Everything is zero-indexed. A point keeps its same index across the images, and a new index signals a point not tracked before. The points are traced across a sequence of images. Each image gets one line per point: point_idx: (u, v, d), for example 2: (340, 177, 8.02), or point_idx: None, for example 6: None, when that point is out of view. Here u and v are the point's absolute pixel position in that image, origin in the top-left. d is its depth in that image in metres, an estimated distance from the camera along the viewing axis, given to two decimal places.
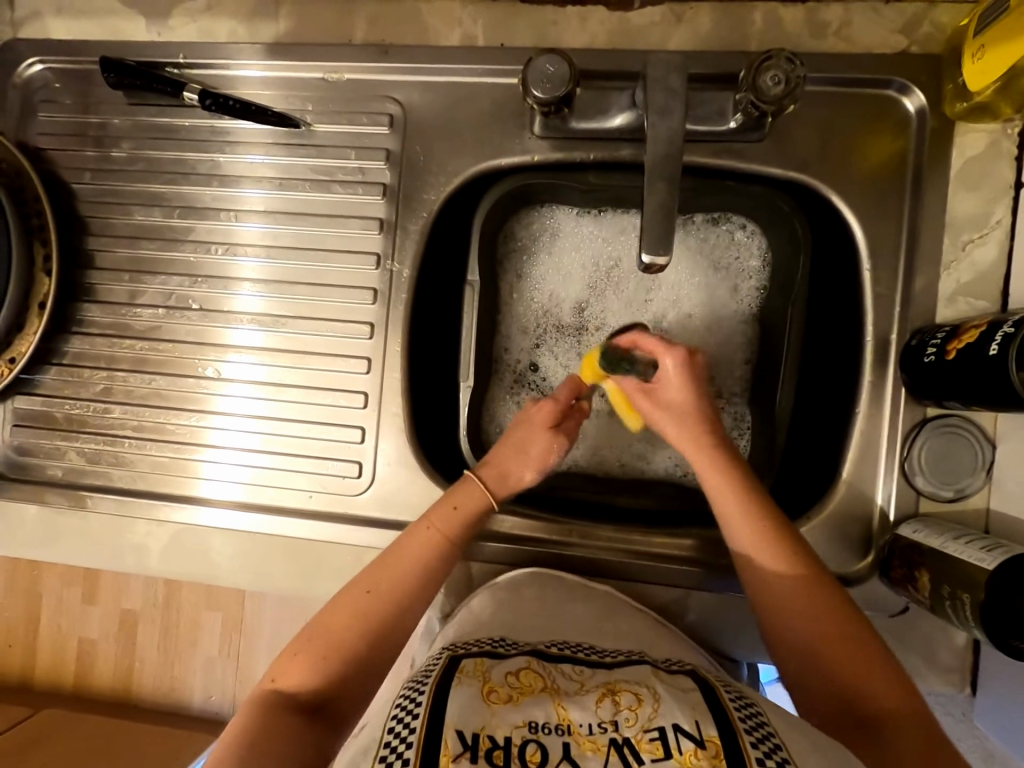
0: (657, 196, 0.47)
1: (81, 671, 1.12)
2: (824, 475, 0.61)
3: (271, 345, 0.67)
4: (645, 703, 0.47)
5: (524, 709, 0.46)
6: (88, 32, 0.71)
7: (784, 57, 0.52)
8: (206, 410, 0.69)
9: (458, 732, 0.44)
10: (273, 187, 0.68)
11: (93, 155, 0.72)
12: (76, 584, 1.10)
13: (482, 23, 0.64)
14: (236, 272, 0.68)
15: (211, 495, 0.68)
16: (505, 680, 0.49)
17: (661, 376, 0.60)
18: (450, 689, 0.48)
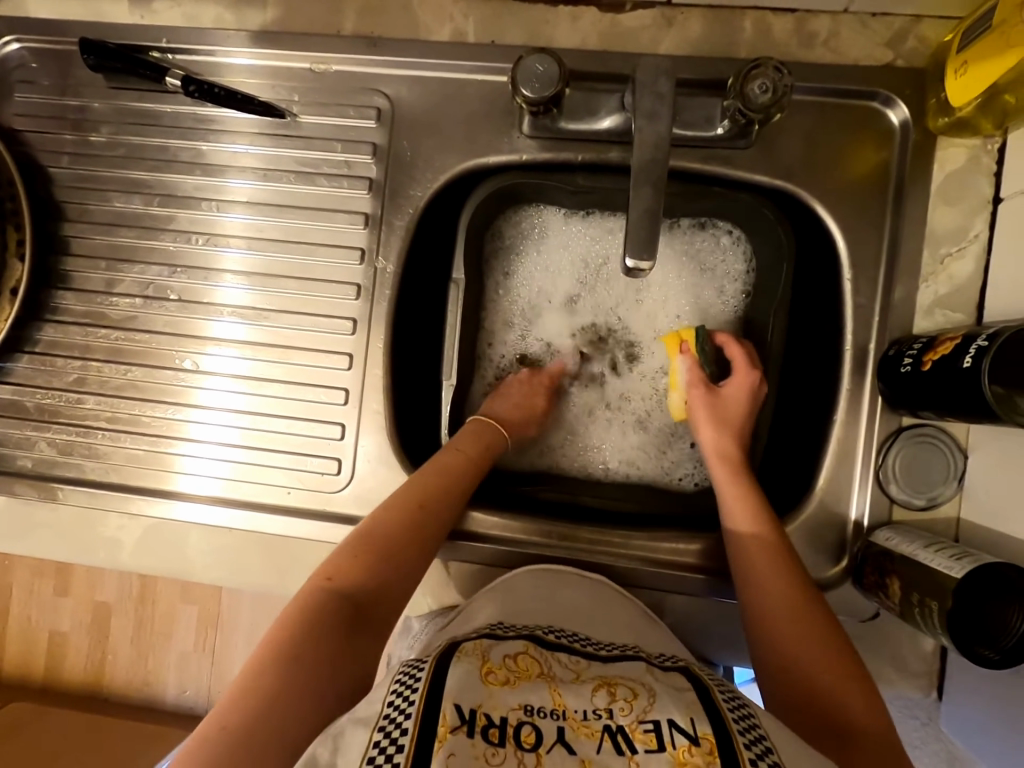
0: (642, 201, 0.45)
1: (52, 663, 1.10)
2: (802, 482, 0.62)
3: (253, 339, 0.66)
4: (640, 696, 0.46)
5: (521, 693, 0.46)
6: (69, 12, 0.69)
7: (772, 65, 0.52)
8: (184, 404, 0.67)
9: (456, 706, 0.43)
10: (256, 178, 0.67)
11: (71, 139, 0.70)
12: (48, 576, 1.08)
13: (473, 20, 0.64)
14: (219, 264, 0.67)
15: (189, 489, 0.67)
16: (502, 662, 0.49)
17: (726, 388, 0.63)
18: (447, 667, 0.47)
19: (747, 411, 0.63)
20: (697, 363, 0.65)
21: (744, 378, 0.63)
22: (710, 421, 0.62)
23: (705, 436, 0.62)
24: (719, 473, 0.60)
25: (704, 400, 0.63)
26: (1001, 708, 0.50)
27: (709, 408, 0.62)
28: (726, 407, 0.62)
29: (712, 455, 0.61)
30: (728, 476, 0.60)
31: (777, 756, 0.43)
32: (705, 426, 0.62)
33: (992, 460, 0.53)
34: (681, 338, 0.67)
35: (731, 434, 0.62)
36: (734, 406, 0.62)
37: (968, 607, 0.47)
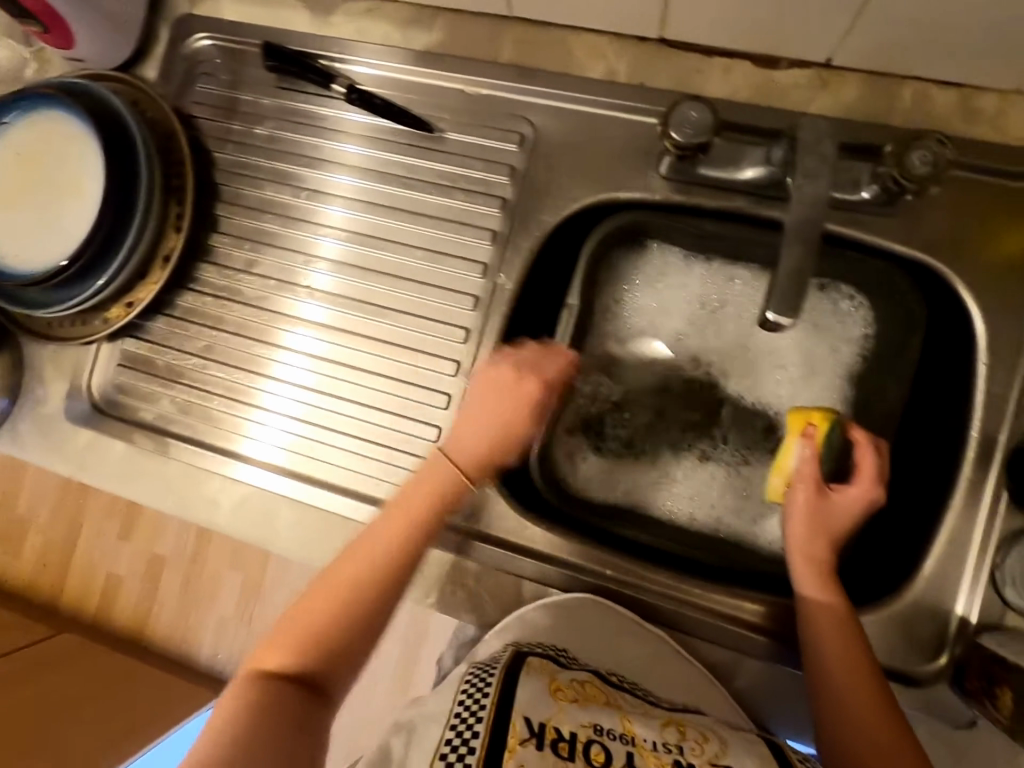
0: (792, 259, 0.45)
1: (104, 603, 1.17)
2: (902, 568, 0.59)
3: (329, 323, 0.71)
4: (710, 741, 0.49)
5: (590, 713, 0.50)
6: (256, 17, 0.76)
7: (934, 139, 0.52)
8: (262, 374, 0.72)
9: (526, 719, 0.47)
10: (363, 178, 0.72)
11: (238, 129, 0.76)
12: (115, 518, 1.17)
13: (625, 61, 0.66)
14: (315, 250, 0.73)
15: (252, 454, 0.71)
16: (571, 683, 0.53)
17: (839, 492, 0.59)
18: (518, 676, 0.51)
19: (849, 521, 0.59)
20: (817, 453, 0.59)
21: (864, 487, 0.58)
22: (806, 524, 0.58)
23: (794, 533, 0.58)
24: (803, 572, 0.57)
25: (808, 492, 0.59)
26: None
27: (810, 509, 0.58)
28: (830, 506, 0.59)
29: (797, 552, 0.58)
30: (803, 558, 0.58)
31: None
32: (804, 525, 0.58)
33: None
34: (809, 421, 0.60)
35: (823, 525, 0.58)
36: (839, 505, 0.58)
37: None
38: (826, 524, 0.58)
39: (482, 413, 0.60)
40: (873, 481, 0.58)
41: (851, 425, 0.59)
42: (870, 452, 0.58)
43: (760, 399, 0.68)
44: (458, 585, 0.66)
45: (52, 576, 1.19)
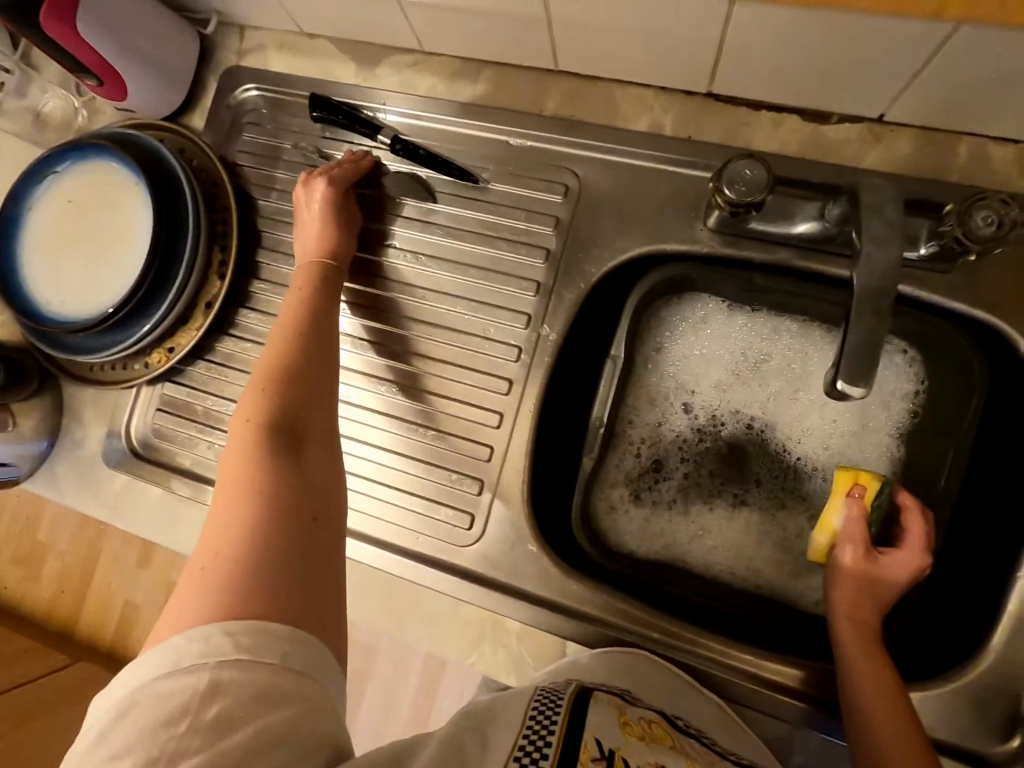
0: (863, 328, 0.43)
1: (121, 631, 1.16)
2: (971, 642, 0.56)
3: (349, 365, 0.70)
4: None
5: (655, 753, 0.48)
6: (303, 69, 0.77)
7: (999, 199, 0.50)
8: None
9: (597, 741, 0.45)
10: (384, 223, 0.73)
11: (283, 177, 0.77)
12: (133, 548, 1.15)
13: (671, 114, 0.66)
14: None
15: None
16: (638, 720, 0.51)
17: (887, 559, 0.57)
18: (588, 705, 0.50)
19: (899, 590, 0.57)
20: (863, 515, 0.58)
21: (912, 558, 0.56)
22: (850, 582, 0.57)
23: (837, 591, 0.57)
24: (848, 633, 0.55)
25: (855, 553, 0.57)
26: None
27: (855, 570, 0.57)
28: (880, 571, 0.57)
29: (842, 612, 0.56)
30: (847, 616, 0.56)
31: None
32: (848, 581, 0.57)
33: None
34: (856, 482, 0.59)
35: (871, 593, 0.56)
36: (889, 573, 0.56)
37: None
38: (874, 588, 0.56)
39: (325, 213, 0.67)
40: (922, 553, 0.56)
41: (903, 494, 0.58)
42: (921, 519, 0.57)
43: (804, 452, 0.66)
44: (500, 643, 0.64)
45: (71, 603, 1.17)
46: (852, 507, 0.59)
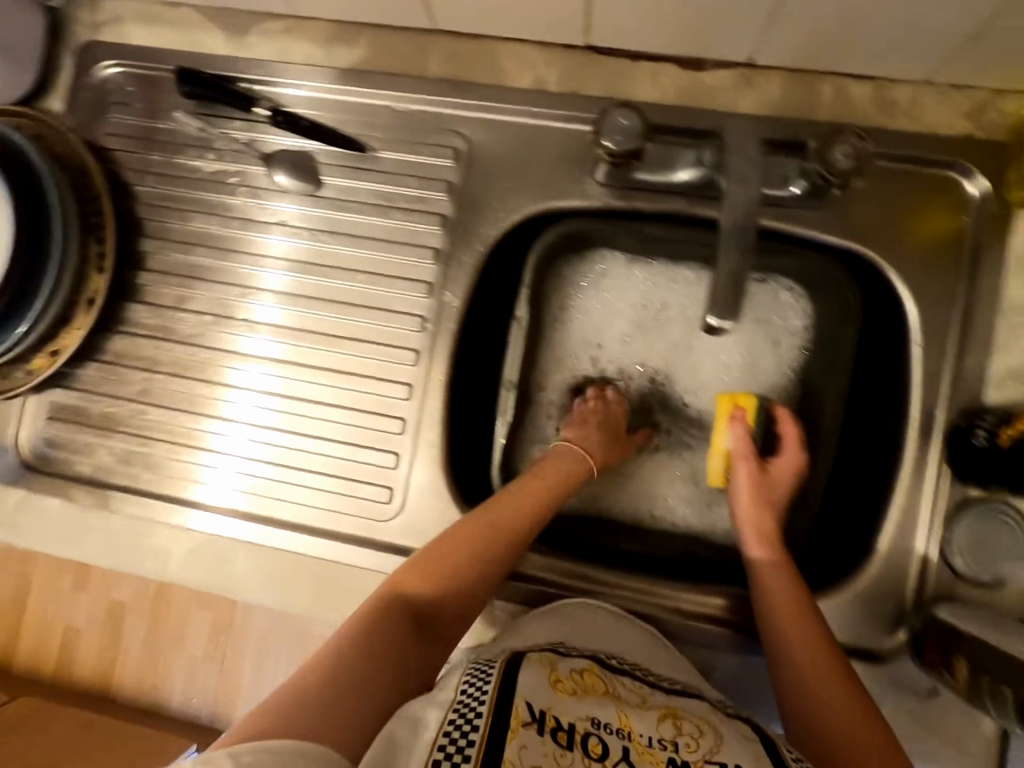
0: (731, 263, 0.46)
1: (65, 656, 1.11)
2: (856, 553, 0.60)
3: (286, 357, 0.68)
4: (707, 736, 0.47)
5: (587, 705, 0.48)
6: (168, 41, 0.72)
7: (853, 134, 0.53)
8: (211, 415, 0.69)
9: (527, 703, 0.46)
10: (306, 204, 0.69)
11: (158, 159, 0.72)
12: (68, 570, 1.10)
13: (554, 69, 0.66)
14: (256, 282, 0.70)
15: (206, 499, 0.68)
16: (569, 673, 0.51)
17: (774, 468, 0.63)
18: (520, 667, 0.49)
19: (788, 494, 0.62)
20: (748, 434, 0.63)
21: (793, 461, 0.63)
22: (753, 496, 0.61)
23: (743, 510, 0.61)
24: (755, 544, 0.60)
25: (748, 471, 0.62)
26: None
27: (754, 485, 0.61)
28: (772, 483, 0.62)
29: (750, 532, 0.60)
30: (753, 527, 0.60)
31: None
32: (750, 500, 0.61)
33: None
34: (737, 405, 0.64)
35: (767, 504, 0.61)
36: (779, 483, 0.62)
37: None
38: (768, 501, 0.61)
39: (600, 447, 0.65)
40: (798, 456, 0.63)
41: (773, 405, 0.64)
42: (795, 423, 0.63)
43: (706, 394, 0.69)
44: None
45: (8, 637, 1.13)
46: (737, 429, 0.63)
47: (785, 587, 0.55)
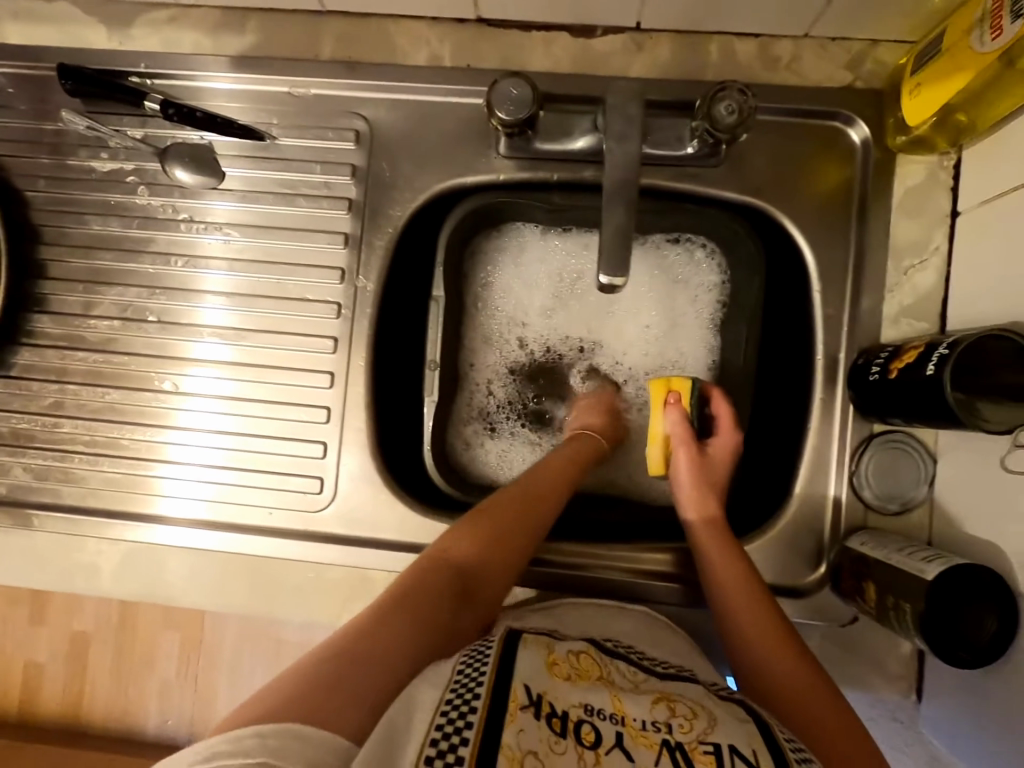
0: (615, 220, 0.49)
1: (28, 695, 1.03)
2: (777, 493, 0.63)
3: (237, 360, 0.67)
4: (699, 717, 0.44)
5: (581, 691, 0.45)
6: (47, 38, 0.69)
7: (737, 88, 0.54)
8: (165, 426, 0.67)
9: (525, 687, 0.43)
10: (240, 200, 0.67)
11: (49, 162, 0.70)
12: (22, 604, 1.02)
13: (448, 44, 0.65)
14: (202, 285, 0.67)
15: (171, 513, 0.66)
16: (565, 657, 0.48)
17: (713, 447, 0.65)
18: (515, 650, 0.47)
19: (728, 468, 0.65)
20: (686, 417, 0.65)
21: (729, 440, 0.65)
22: (695, 477, 0.63)
23: (684, 492, 0.62)
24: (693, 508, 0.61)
25: (689, 452, 0.64)
26: (978, 706, 0.51)
27: (694, 466, 0.63)
28: (712, 461, 0.64)
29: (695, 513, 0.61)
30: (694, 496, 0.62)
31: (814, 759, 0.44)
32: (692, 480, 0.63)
33: (959, 465, 0.55)
34: (670, 389, 0.65)
35: (706, 471, 0.63)
36: (719, 462, 0.64)
37: (942, 609, 0.48)
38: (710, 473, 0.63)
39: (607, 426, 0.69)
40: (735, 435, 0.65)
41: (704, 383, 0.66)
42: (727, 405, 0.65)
43: (632, 354, 0.71)
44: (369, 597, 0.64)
45: None
46: (671, 412, 0.65)
47: (724, 557, 0.56)
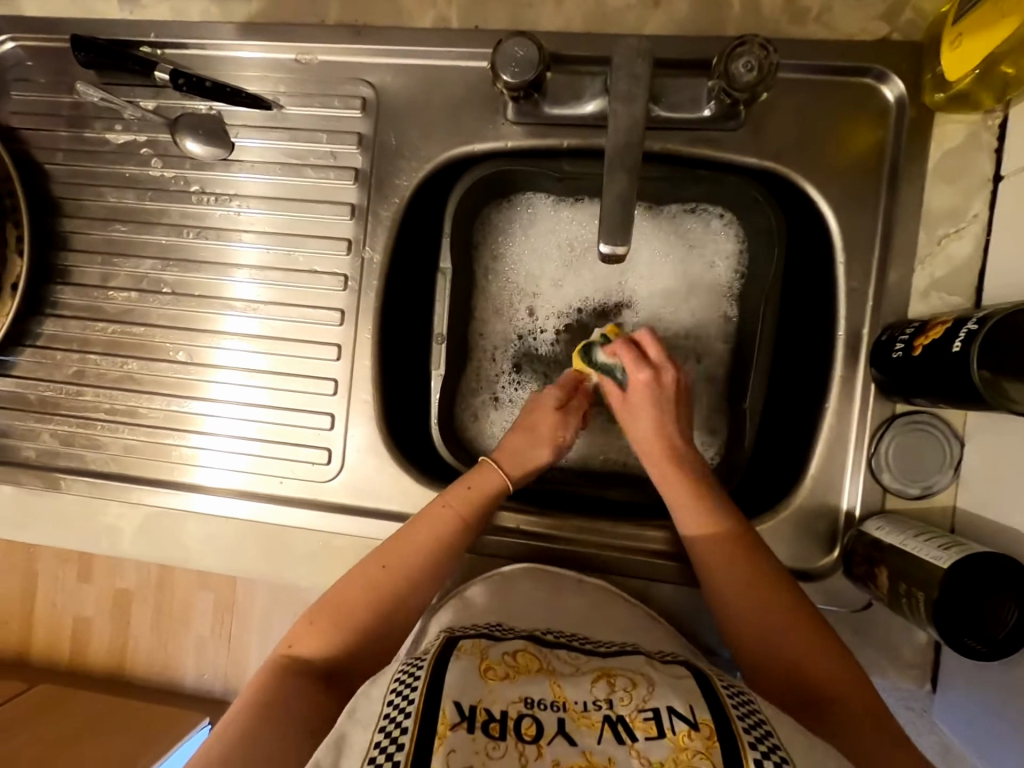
0: (617, 188, 0.49)
1: (76, 648, 1.09)
2: (789, 475, 0.61)
3: (265, 334, 0.67)
4: (640, 685, 0.47)
5: (521, 687, 0.47)
6: (62, 10, 0.70)
7: (758, 43, 0.50)
8: (200, 397, 0.68)
9: (456, 703, 0.44)
10: (273, 174, 0.67)
11: (67, 135, 0.71)
12: (70, 563, 1.08)
13: (456, 4, 0.63)
14: (234, 258, 0.68)
15: (206, 482, 0.68)
16: (502, 657, 0.49)
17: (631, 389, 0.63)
18: (447, 661, 0.48)
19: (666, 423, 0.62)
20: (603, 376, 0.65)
21: (641, 383, 0.62)
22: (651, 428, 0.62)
23: (669, 490, 0.59)
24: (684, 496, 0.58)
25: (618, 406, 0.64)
26: (995, 698, 0.49)
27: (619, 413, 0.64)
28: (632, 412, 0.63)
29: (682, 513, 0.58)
30: (684, 494, 0.58)
31: (787, 753, 0.43)
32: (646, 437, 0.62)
33: (987, 448, 0.52)
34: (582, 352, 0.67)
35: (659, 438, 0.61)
36: (642, 413, 0.62)
37: (961, 597, 0.45)
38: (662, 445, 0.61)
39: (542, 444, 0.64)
40: (642, 372, 0.62)
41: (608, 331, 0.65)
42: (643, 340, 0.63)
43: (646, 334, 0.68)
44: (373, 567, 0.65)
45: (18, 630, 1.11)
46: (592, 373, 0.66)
47: (725, 557, 0.55)
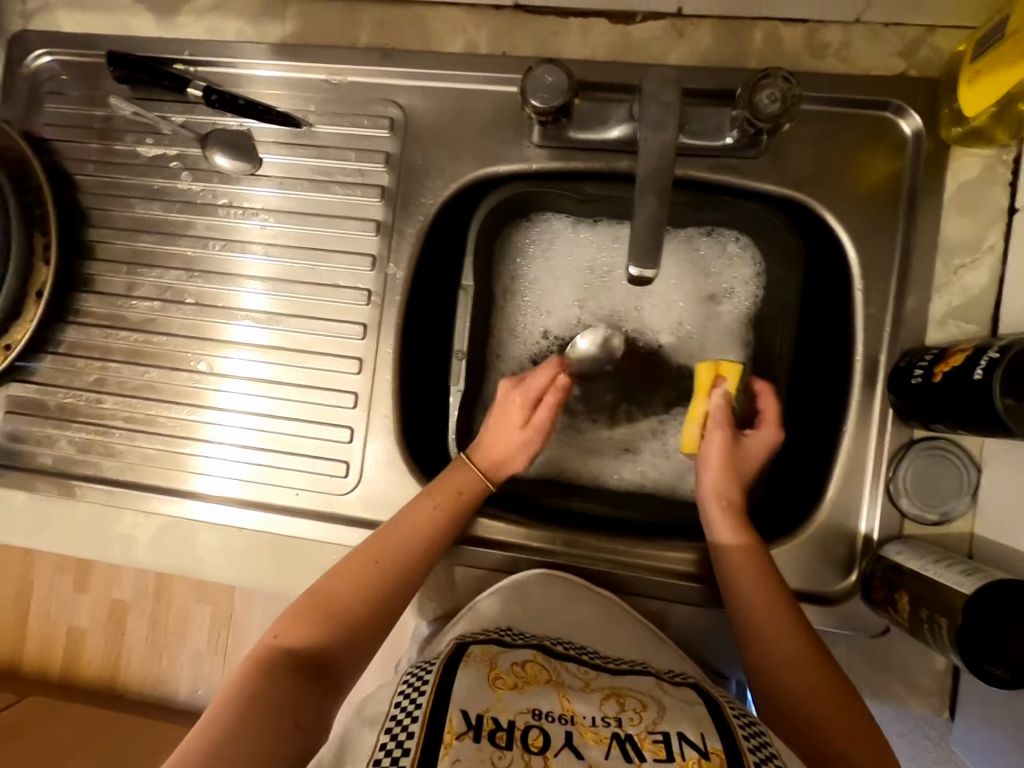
0: (647, 210, 0.50)
1: (71, 658, 1.08)
2: (808, 497, 0.61)
3: (274, 344, 0.68)
4: (649, 708, 0.46)
5: (529, 697, 0.46)
6: (99, 27, 0.72)
7: (780, 77, 0.52)
8: (204, 406, 0.69)
9: (463, 712, 0.44)
10: (295, 189, 0.68)
11: (97, 147, 0.72)
12: (68, 572, 1.06)
13: (484, 31, 0.65)
14: (243, 270, 0.69)
15: (209, 490, 0.68)
16: (510, 667, 0.49)
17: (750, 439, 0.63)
18: (454, 672, 0.47)
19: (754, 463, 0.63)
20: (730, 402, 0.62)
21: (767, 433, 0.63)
22: (722, 485, 0.60)
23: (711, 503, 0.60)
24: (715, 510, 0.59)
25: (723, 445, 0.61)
26: (1012, 727, 0.49)
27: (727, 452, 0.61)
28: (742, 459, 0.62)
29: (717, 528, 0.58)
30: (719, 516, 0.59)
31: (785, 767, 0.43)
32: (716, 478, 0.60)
33: (1005, 476, 0.52)
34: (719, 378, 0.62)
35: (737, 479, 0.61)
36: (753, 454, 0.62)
37: (979, 625, 0.45)
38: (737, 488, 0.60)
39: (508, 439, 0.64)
40: (772, 433, 0.63)
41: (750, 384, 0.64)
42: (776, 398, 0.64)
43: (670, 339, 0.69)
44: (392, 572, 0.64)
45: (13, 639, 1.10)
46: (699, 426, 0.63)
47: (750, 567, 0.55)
